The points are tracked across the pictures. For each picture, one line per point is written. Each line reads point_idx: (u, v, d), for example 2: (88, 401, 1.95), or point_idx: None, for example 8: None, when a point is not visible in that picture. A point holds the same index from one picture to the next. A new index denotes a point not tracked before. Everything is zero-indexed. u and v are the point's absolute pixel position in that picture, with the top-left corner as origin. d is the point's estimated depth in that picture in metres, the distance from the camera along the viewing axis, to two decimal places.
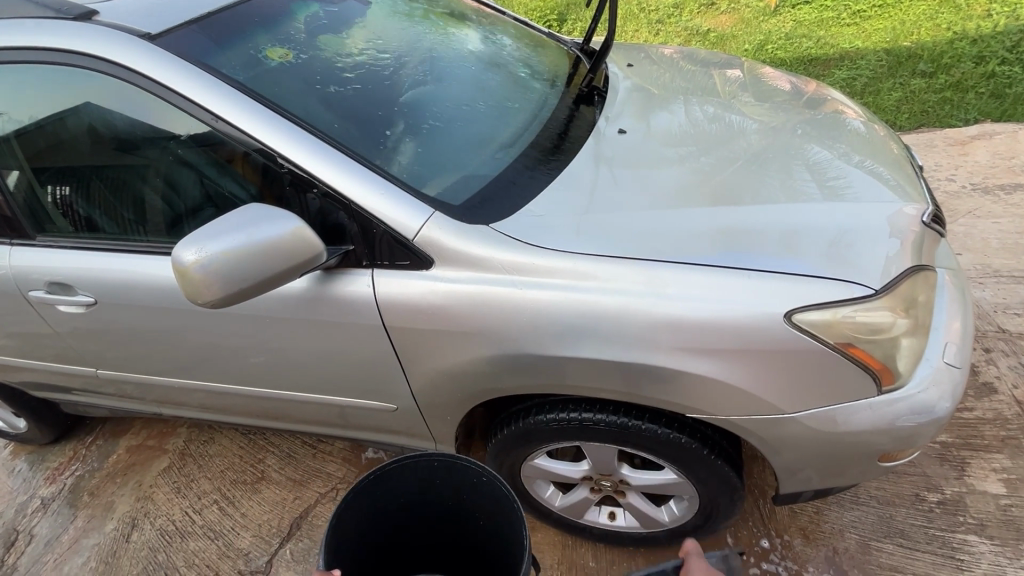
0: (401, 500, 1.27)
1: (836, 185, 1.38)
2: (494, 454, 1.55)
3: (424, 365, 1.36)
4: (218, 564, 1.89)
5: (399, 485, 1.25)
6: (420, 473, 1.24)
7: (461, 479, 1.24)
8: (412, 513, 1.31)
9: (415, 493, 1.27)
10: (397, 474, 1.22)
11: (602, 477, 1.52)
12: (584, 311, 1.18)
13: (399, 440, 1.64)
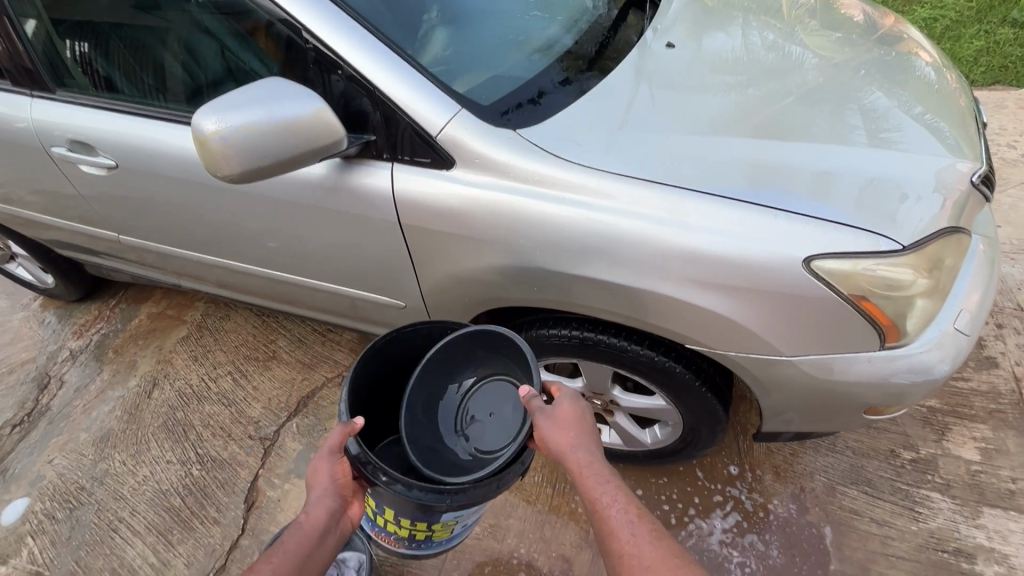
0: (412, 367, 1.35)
1: (888, 135, 1.29)
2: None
3: (436, 267, 1.37)
4: (230, 427, 2.06)
5: (409, 353, 1.31)
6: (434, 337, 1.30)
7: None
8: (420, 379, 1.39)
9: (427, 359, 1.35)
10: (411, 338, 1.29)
11: (594, 396, 1.59)
12: (602, 233, 1.16)
13: None
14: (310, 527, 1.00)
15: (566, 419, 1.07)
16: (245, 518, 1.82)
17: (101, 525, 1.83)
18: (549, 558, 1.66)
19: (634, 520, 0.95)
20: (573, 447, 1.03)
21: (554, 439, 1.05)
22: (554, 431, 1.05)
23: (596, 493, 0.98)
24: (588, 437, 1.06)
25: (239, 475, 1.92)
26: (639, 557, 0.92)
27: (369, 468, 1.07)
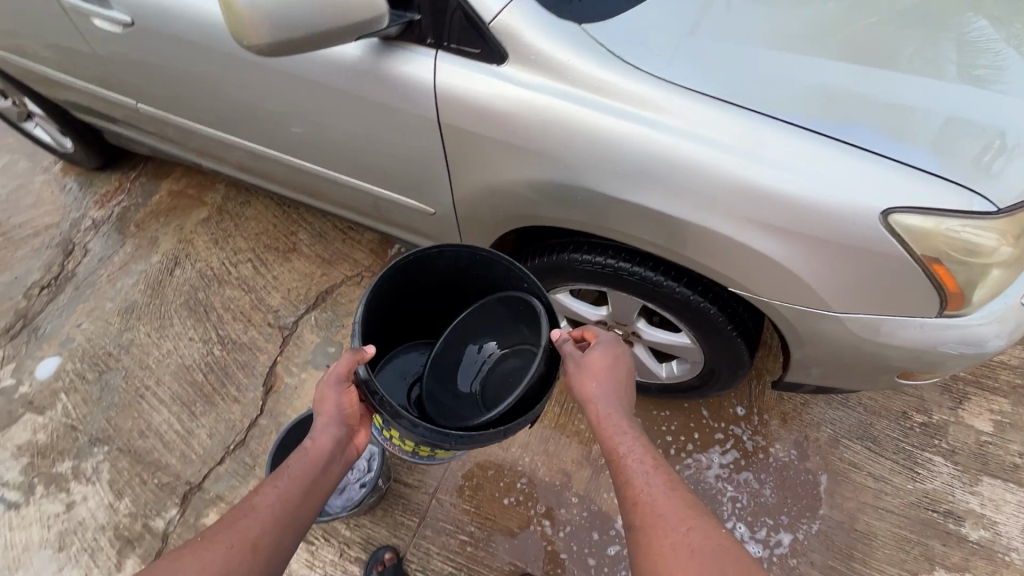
0: (437, 281, 1.34)
1: (983, 73, 1.10)
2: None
3: (471, 175, 1.28)
4: (251, 313, 2.08)
5: (434, 268, 1.29)
6: (457, 261, 1.28)
7: (498, 272, 1.29)
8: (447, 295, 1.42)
9: (452, 277, 1.33)
10: (434, 258, 1.26)
11: (616, 325, 1.56)
12: (658, 155, 1.05)
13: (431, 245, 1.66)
14: (315, 453, 1.02)
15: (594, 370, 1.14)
16: (264, 400, 1.89)
17: (129, 391, 1.92)
18: (550, 470, 1.73)
19: (649, 470, 1.02)
20: (596, 398, 1.11)
21: (580, 387, 1.12)
22: (581, 379, 1.12)
23: (615, 441, 1.07)
24: (613, 390, 1.13)
25: (259, 359, 1.98)
26: (653, 505, 0.98)
27: (376, 398, 1.05)
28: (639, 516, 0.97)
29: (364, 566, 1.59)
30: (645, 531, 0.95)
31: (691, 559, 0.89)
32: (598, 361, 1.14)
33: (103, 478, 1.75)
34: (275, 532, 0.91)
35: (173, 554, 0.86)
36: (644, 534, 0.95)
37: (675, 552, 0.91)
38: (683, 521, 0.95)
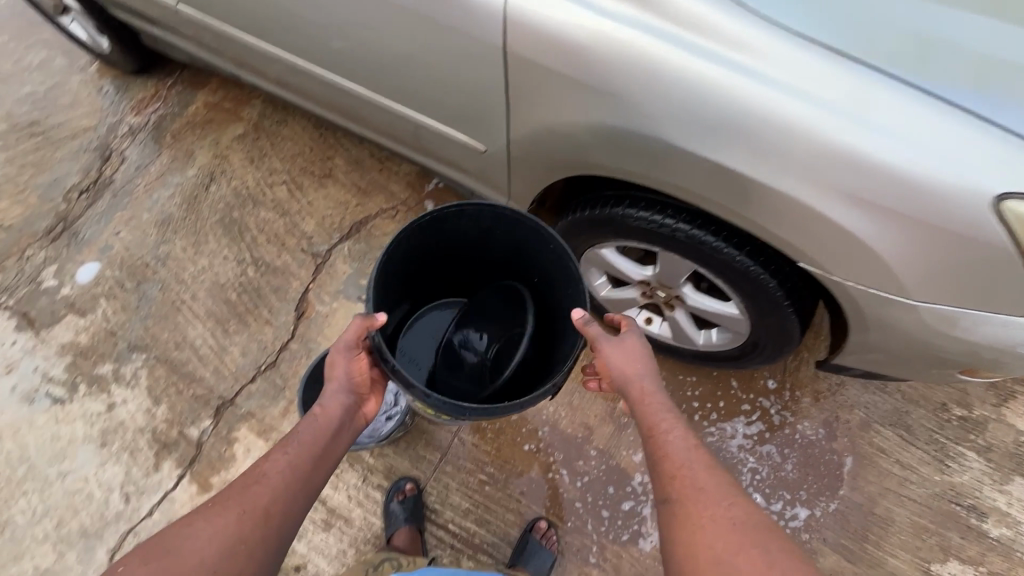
0: (457, 238, 1.38)
1: None
2: (562, 229, 1.50)
3: (531, 113, 1.19)
4: (285, 237, 2.06)
5: (455, 228, 1.33)
6: (478, 217, 1.30)
7: (520, 232, 1.31)
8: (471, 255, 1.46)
9: (473, 236, 1.38)
10: (455, 217, 1.29)
11: (659, 287, 1.50)
12: (740, 106, 0.95)
13: (475, 185, 1.59)
14: (325, 420, 1.03)
15: (635, 350, 1.15)
16: (295, 325, 1.91)
17: (165, 303, 1.95)
18: (572, 423, 1.73)
19: (690, 446, 1.04)
20: (638, 376, 1.12)
21: (619, 366, 1.13)
22: (619, 361, 1.13)
23: (657, 418, 1.07)
24: (651, 370, 1.15)
25: (291, 285, 1.98)
26: (693, 478, 1.00)
27: (387, 363, 1.06)
28: (678, 489, 1.00)
29: (386, 493, 1.64)
30: (682, 504, 0.98)
31: (730, 532, 0.93)
32: (635, 343, 1.16)
33: (141, 385, 1.81)
34: (286, 497, 0.93)
35: (188, 520, 0.89)
36: (682, 507, 0.98)
37: (715, 525, 0.94)
38: (723, 496, 0.98)
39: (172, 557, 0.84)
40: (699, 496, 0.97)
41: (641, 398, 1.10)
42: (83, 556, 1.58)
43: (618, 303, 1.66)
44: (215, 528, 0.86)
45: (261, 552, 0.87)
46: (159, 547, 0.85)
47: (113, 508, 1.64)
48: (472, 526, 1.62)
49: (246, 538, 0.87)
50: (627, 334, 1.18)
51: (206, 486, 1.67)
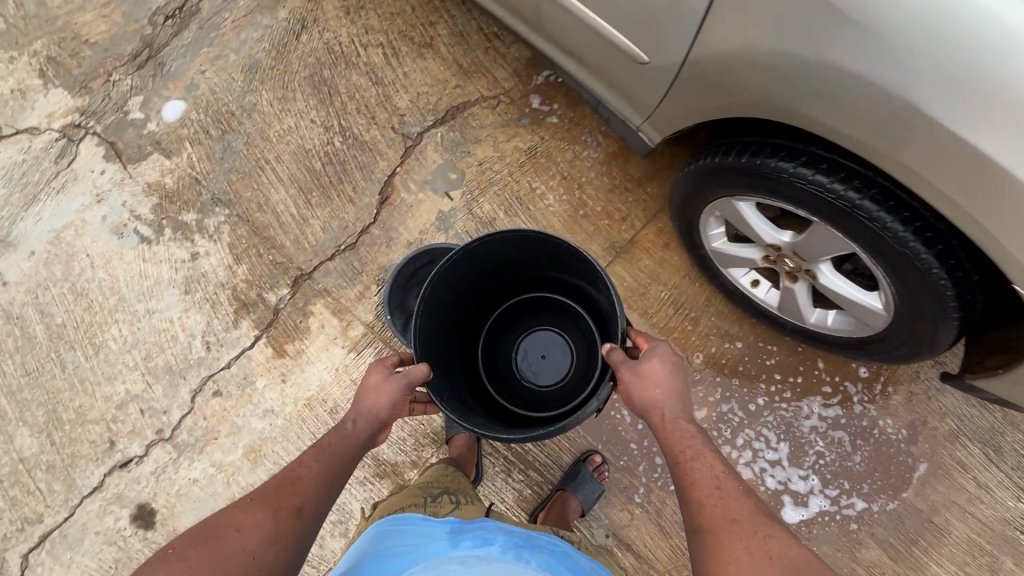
0: (491, 261, 1.38)
1: None
2: (706, 166, 1.29)
3: (729, 27, 0.98)
4: (375, 110, 1.90)
5: (490, 253, 1.32)
6: (509, 242, 1.29)
7: (556, 246, 1.28)
8: (523, 267, 1.46)
9: (510, 254, 1.37)
10: (483, 247, 1.28)
11: (790, 257, 1.34)
12: (994, 43, 0.78)
13: (610, 97, 1.39)
14: (354, 438, 1.11)
15: (666, 382, 1.17)
16: (378, 210, 1.82)
17: (250, 159, 1.87)
18: None
19: (717, 473, 1.06)
20: (658, 403, 1.15)
21: (639, 394, 1.17)
22: (642, 390, 1.17)
23: (681, 445, 1.10)
24: (673, 394, 1.17)
25: (377, 165, 1.86)
26: (721, 507, 1.01)
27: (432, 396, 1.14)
28: (706, 518, 1.00)
29: None
30: (711, 532, 0.98)
31: (767, 564, 0.91)
32: (656, 369, 1.18)
33: (224, 240, 1.80)
34: (319, 500, 1.01)
35: (223, 515, 0.95)
36: (713, 536, 0.98)
37: (750, 556, 0.92)
38: (756, 527, 0.97)
39: (217, 543, 0.90)
40: (725, 525, 0.98)
41: (662, 425, 1.14)
42: (168, 391, 1.69)
43: (731, 258, 1.53)
44: (258, 520, 0.93)
45: (294, 547, 0.94)
46: (204, 532, 0.91)
47: (195, 353, 1.72)
48: (527, 444, 1.65)
49: (282, 531, 0.94)
50: (647, 360, 1.19)
51: (280, 351, 1.72)
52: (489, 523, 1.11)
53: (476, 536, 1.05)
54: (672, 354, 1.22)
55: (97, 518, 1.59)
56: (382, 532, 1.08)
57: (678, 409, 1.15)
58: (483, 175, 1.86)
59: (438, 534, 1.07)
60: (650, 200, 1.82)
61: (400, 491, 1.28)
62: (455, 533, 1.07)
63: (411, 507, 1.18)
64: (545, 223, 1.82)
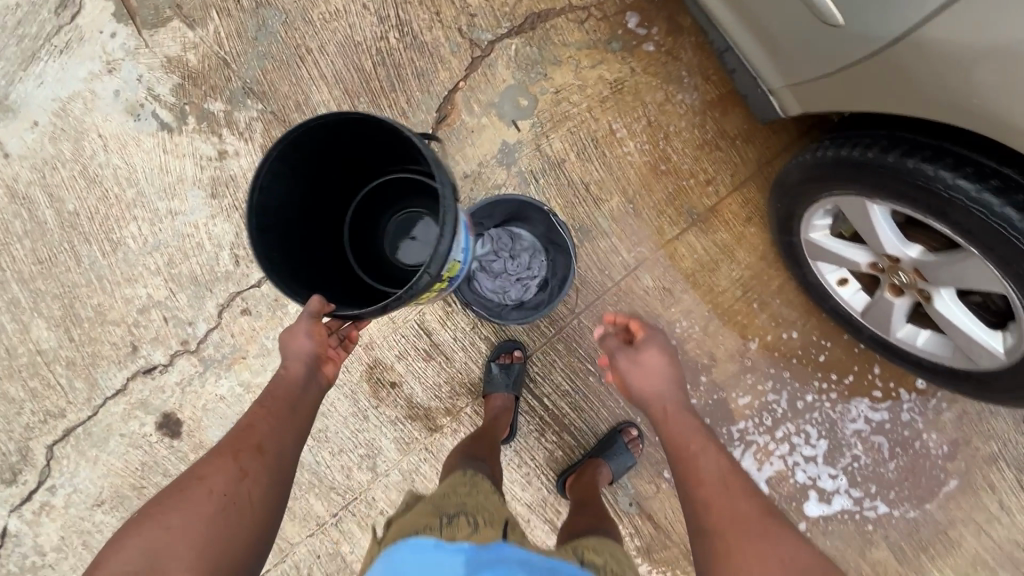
0: (297, 192, 1.17)
1: None
2: (855, 159, 1.12)
3: (971, 18, 0.79)
4: (441, 5, 1.59)
5: (277, 192, 1.11)
6: (280, 177, 1.10)
7: (336, 127, 1.09)
8: (324, 190, 1.26)
9: (305, 174, 1.16)
10: (269, 187, 1.07)
11: (906, 274, 1.20)
12: None
13: (759, 51, 1.15)
14: (291, 380, 1.10)
15: (658, 370, 1.13)
16: (434, 130, 1.59)
17: (288, 45, 1.58)
18: (698, 348, 1.61)
19: (722, 470, 0.99)
20: (657, 394, 1.11)
21: (636, 383, 1.13)
22: (638, 378, 1.13)
23: (677, 437, 1.05)
24: (671, 383, 1.12)
25: (438, 74, 1.59)
26: (727, 506, 0.93)
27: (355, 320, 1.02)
28: (712, 518, 0.93)
29: (491, 349, 1.59)
30: (716, 535, 0.90)
31: (779, 569, 0.82)
32: (653, 358, 1.14)
33: (255, 140, 1.58)
34: (277, 439, 1.03)
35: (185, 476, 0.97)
36: (719, 537, 0.90)
37: (761, 560, 0.84)
38: (766, 532, 0.88)
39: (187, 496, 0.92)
40: (731, 523, 0.90)
41: (661, 417, 1.09)
42: (194, 302, 1.58)
43: (826, 256, 1.37)
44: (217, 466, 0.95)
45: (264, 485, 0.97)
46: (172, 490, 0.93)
47: (223, 266, 1.58)
48: (565, 408, 1.60)
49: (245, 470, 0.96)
50: (644, 349, 1.16)
51: None
52: (507, 552, 0.90)
53: (497, 570, 0.84)
54: (666, 343, 1.19)
55: (121, 421, 1.56)
56: (385, 573, 0.85)
57: (677, 396, 1.11)
58: (559, 106, 1.60)
59: (455, 567, 0.84)
60: (743, 165, 1.60)
61: (413, 508, 1.04)
62: (474, 566, 0.84)
63: (421, 530, 0.93)
64: (620, 174, 1.61)
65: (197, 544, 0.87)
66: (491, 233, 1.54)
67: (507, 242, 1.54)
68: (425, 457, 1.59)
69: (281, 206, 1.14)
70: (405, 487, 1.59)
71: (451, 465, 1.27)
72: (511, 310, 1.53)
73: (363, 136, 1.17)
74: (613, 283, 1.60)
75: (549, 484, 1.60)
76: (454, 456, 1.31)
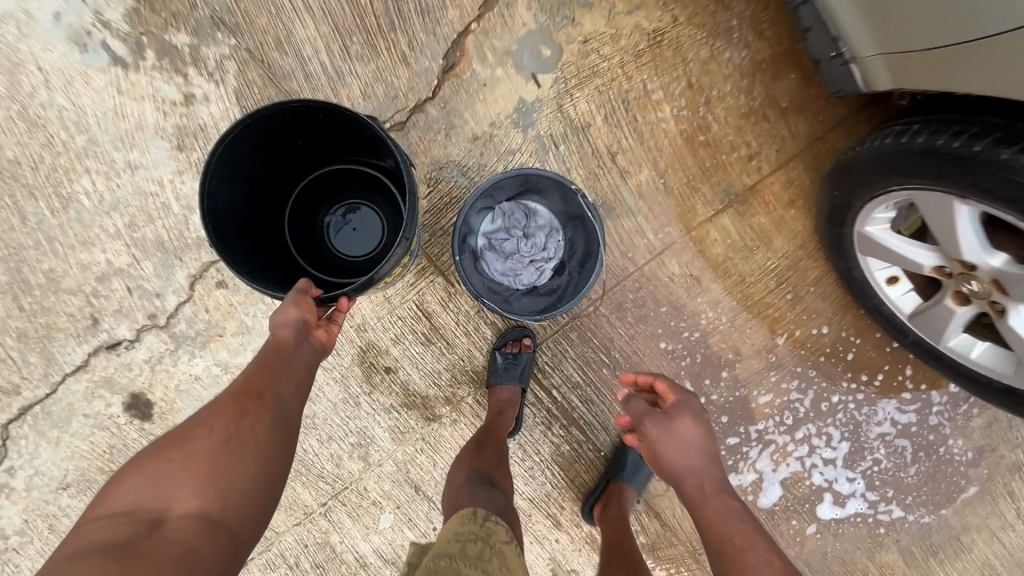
0: (242, 189, 1.11)
1: None
2: (958, 152, 0.95)
3: None
4: None
5: (224, 189, 1.06)
6: (226, 179, 1.05)
7: (280, 122, 1.06)
8: (264, 194, 1.21)
9: (247, 172, 1.11)
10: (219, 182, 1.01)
11: (981, 285, 1.06)
12: None
13: (850, 14, 0.96)
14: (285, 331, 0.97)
15: (694, 442, 0.96)
16: (440, 82, 1.35)
17: None
18: (722, 342, 1.48)
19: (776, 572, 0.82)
20: (694, 472, 0.94)
21: (669, 460, 0.96)
22: (671, 453, 0.96)
23: (720, 528, 0.88)
24: (709, 459, 0.95)
25: (446, 12, 1.34)
26: None
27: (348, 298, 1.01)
28: None
29: (497, 336, 1.44)
30: None
31: None
32: (686, 428, 0.97)
33: (228, 84, 1.34)
34: (279, 383, 0.90)
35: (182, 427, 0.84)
36: None
37: None
38: None
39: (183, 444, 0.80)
40: None
41: (698, 502, 0.92)
42: (161, 271, 1.39)
43: (882, 253, 1.21)
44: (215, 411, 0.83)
45: (269, 422, 0.85)
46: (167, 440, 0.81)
47: (193, 231, 1.38)
48: (575, 401, 1.48)
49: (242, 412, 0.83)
50: (677, 416, 0.98)
51: None
52: None
53: None
54: (701, 410, 1.02)
55: (84, 400, 1.41)
56: None
57: (715, 477, 0.95)
58: (587, 58, 1.37)
59: None
60: (791, 139, 1.40)
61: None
62: None
63: None
64: (652, 143, 1.40)
65: (198, 476, 0.76)
66: (503, 207, 1.36)
67: (520, 219, 1.36)
68: (421, 448, 1.48)
69: (231, 207, 1.09)
70: (399, 477, 1.49)
71: (458, 487, 1.16)
72: (519, 297, 1.37)
73: (300, 133, 1.14)
74: (635, 268, 1.44)
75: (553, 479, 1.51)
76: (461, 474, 1.21)
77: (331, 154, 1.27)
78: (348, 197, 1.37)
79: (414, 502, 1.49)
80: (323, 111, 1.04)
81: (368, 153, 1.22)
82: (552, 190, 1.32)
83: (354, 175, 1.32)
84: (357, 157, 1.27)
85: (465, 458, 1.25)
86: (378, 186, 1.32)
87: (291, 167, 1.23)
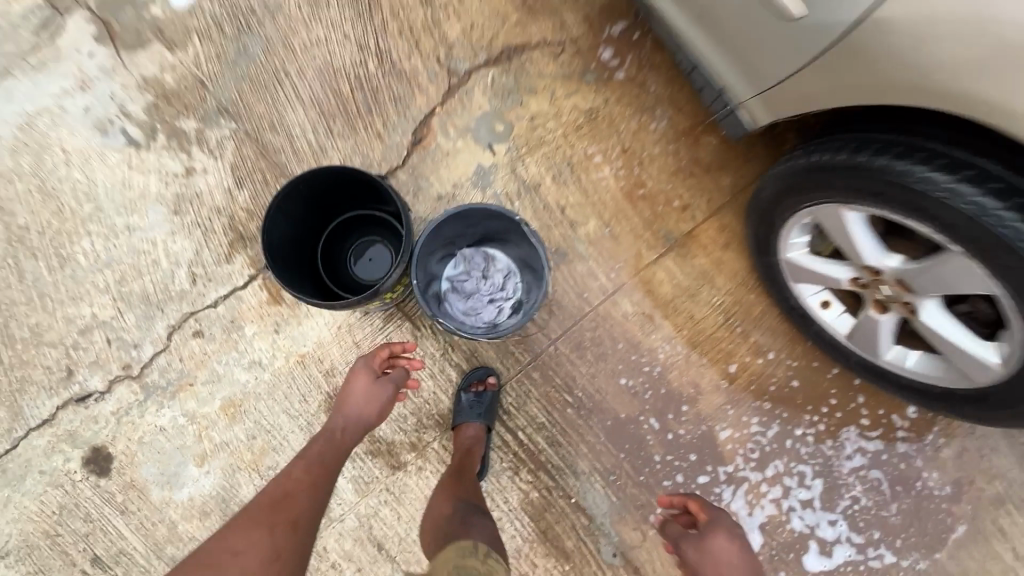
0: (290, 233, 1.32)
1: None
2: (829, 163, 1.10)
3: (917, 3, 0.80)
4: (421, 36, 1.61)
5: (277, 231, 1.27)
6: (279, 225, 1.27)
7: (320, 182, 1.30)
8: (303, 238, 1.37)
9: (296, 221, 1.32)
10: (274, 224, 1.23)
11: (890, 285, 1.15)
12: None
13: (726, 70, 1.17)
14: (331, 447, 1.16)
15: (730, 554, 0.97)
16: (409, 152, 1.58)
17: (267, 68, 1.58)
18: (681, 376, 1.52)
19: None
20: None
21: None
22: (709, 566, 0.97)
23: None
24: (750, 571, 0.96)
25: (415, 99, 1.60)
26: None
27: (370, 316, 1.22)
28: None
29: (463, 376, 1.48)
30: None
31: None
32: (721, 543, 0.99)
33: (225, 158, 1.55)
34: (311, 509, 1.06)
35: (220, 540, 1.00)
36: None
37: None
38: None
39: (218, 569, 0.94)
40: None
41: None
42: (142, 323, 1.47)
43: (805, 275, 1.32)
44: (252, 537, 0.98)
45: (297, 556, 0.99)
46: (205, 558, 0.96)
47: (178, 285, 1.49)
48: (542, 443, 1.48)
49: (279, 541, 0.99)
50: (709, 532, 1.02)
51: (276, 297, 1.47)
52: None
53: None
54: (734, 526, 1.04)
55: (44, 455, 1.41)
56: None
57: None
58: (535, 131, 1.61)
59: None
60: (719, 191, 1.59)
61: None
62: None
63: None
64: (596, 198, 1.59)
65: None
66: (465, 253, 1.50)
67: (480, 262, 1.50)
68: (385, 500, 1.44)
69: (280, 246, 1.29)
70: (362, 535, 1.43)
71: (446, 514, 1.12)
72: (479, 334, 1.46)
73: (329, 191, 1.35)
74: (590, 308, 1.54)
75: (522, 531, 1.45)
76: (447, 502, 1.16)
77: (347, 207, 1.44)
78: (363, 234, 1.47)
79: (376, 563, 1.42)
80: (350, 171, 1.28)
81: (378, 198, 1.40)
82: (506, 234, 1.44)
83: (369, 219, 1.47)
84: (375, 206, 1.44)
85: (452, 485, 1.22)
86: (388, 223, 1.45)
87: (320, 219, 1.41)
